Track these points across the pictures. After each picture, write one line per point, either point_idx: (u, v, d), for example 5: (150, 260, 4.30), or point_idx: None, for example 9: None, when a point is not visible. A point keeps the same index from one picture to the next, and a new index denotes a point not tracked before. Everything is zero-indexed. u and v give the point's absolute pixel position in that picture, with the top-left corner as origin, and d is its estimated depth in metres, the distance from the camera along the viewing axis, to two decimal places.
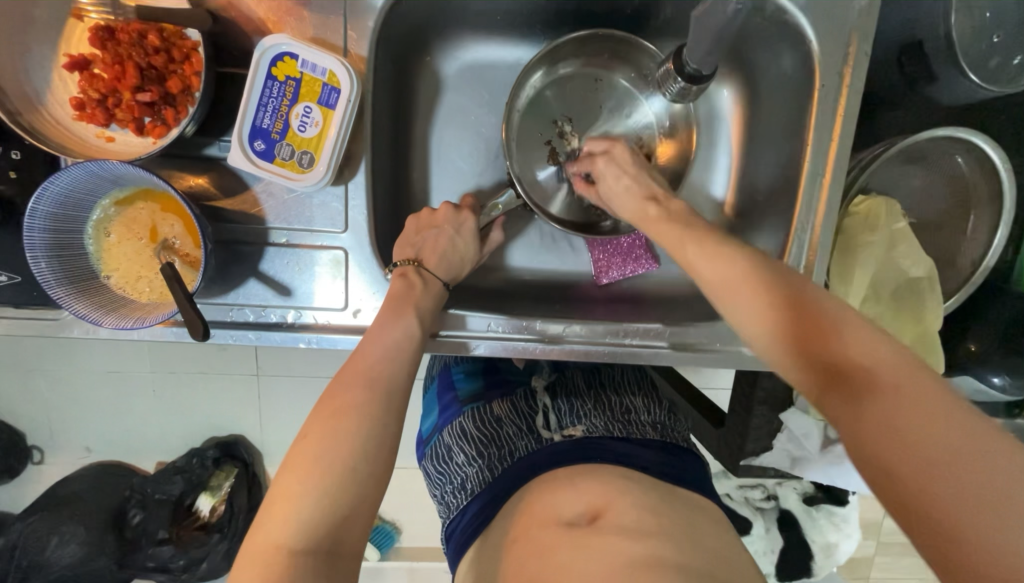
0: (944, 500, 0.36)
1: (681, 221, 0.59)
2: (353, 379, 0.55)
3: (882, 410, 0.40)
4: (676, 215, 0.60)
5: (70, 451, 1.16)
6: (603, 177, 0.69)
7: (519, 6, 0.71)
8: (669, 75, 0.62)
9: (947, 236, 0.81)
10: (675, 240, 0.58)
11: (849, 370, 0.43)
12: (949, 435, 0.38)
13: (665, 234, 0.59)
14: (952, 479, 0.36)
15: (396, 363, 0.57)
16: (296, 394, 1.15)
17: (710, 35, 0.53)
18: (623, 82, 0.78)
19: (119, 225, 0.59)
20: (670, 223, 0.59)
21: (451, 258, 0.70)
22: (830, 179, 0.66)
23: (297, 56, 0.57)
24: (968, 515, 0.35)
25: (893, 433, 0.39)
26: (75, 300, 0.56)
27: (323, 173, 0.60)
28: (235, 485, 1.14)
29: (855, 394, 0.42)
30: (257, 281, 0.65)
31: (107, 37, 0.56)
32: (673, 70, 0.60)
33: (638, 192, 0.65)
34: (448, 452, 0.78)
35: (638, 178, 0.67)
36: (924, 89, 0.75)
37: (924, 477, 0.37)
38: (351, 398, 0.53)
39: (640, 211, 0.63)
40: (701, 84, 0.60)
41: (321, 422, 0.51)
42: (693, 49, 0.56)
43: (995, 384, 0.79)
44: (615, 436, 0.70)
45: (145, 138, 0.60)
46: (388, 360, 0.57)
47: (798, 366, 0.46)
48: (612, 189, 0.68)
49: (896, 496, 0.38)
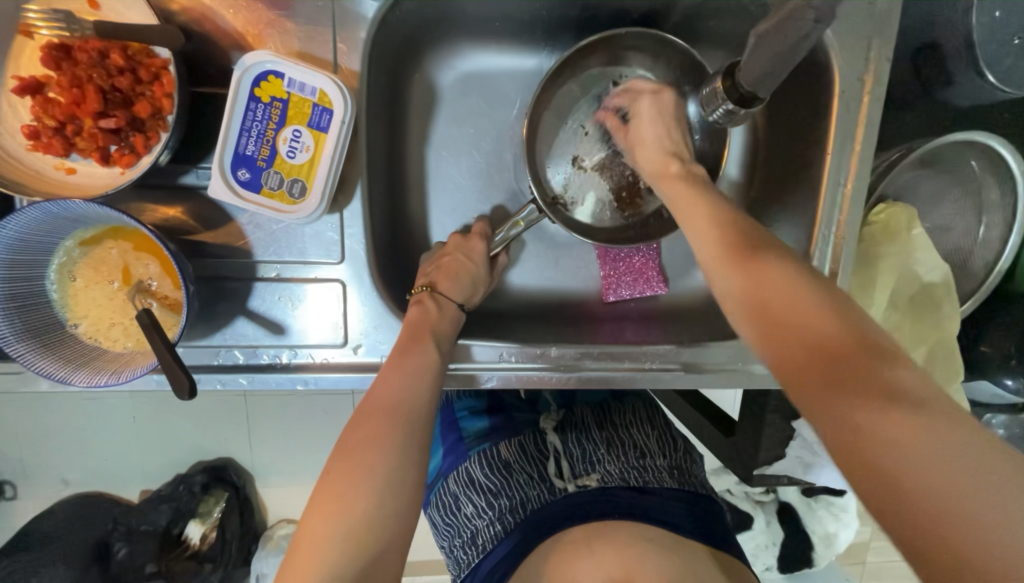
0: (921, 479, 0.32)
1: (694, 187, 0.57)
2: (372, 413, 0.50)
3: (875, 388, 0.37)
4: (696, 178, 0.58)
5: (46, 484, 1.08)
6: (642, 118, 0.65)
7: (520, 11, 0.66)
8: (716, 95, 0.58)
9: (958, 239, 0.79)
10: (681, 202, 0.56)
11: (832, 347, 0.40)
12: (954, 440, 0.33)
13: (675, 194, 0.57)
14: (941, 472, 0.32)
15: (413, 391, 0.53)
16: (287, 417, 1.09)
17: (770, 56, 0.48)
18: (651, 77, 0.72)
19: (86, 267, 0.53)
20: (687, 182, 0.58)
21: (465, 280, 0.66)
22: (852, 189, 0.63)
23: (283, 74, 0.52)
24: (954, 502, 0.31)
25: (887, 412, 0.35)
26: (40, 354, 0.50)
27: (316, 205, 0.54)
28: (227, 510, 1.07)
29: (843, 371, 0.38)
30: (246, 320, 0.59)
31: (62, 56, 0.50)
32: (722, 90, 0.56)
33: (664, 145, 0.62)
34: (455, 502, 0.75)
35: (672, 130, 0.64)
36: (938, 92, 0.73)
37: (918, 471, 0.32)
38: (372, 430, 0.48)
39: (662, 167, 0.61)
40: (752, 106, 0.56)
41: (343, 459, 0.47)
42: (747, 70, 0.51)
43: (1009, 386, 0.78)
44: (631, 486, 0.67)
45: (112, 168, 0.53)
46: (409, 391, 0.52)
47: (771, 338, 0.44)
48: (641, 135, 0.64)
49: (891, 476, 0.33)
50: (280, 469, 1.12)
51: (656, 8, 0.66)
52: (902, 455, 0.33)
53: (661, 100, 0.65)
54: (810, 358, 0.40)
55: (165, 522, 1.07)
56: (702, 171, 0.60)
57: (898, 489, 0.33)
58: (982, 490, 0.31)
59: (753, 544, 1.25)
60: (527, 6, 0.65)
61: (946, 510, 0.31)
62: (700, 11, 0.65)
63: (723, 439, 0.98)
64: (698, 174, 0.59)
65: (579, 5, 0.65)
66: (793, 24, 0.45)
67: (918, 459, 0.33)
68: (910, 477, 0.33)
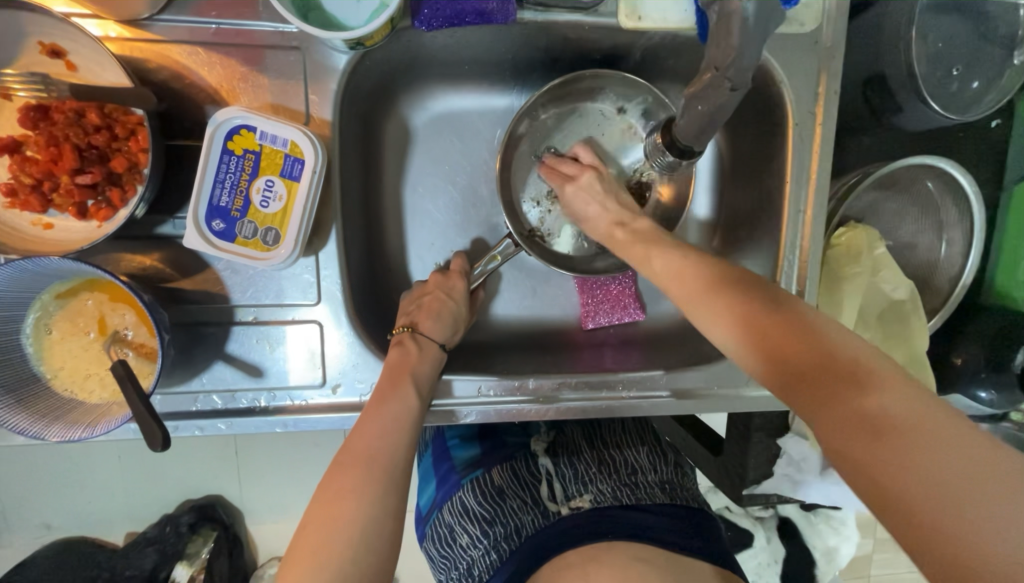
0: (924, 496, 0.35)
1: (647, 241, 0.59)
2: (350, 462, 0.51)
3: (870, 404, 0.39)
4: (643, 235, 0.60)
5: (27, 532, 1.05)
6: (574, 200, 0.67)
7: (487, 56, 0.69)
8: (658, 148, 0.60)
9: (924, 256, 0.81)
10: (641, 254, 0.58)
11: (824, 370, 0.42)
12: (954, 455, 0.35)
13: (632, 255, 0.60)
14: (935, 487, 0.34)
15: (391, 439, 0.53)
16: (274, 451, 1.08)
17: (705, 116, 0.49)
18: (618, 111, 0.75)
19: (62, 319, 0.53)
20: (637, 243, 0.60)
21: (446, 318, 0.67)
22: (812, 215, 0.66)
23: (254, 128, 0.53)
24: (954, 507, 0.34)
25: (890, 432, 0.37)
26: (13, 410, 0.50)
27: (290, 251, 0.56)
28: (215, 551, 1.04)
29: (838, 392, 0.40)
30: (224, 364, 0.60)
31: (40, 116, 0.51)
32: (662, 144, 0.58)
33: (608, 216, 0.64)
34: (450, 533, 0.74)
35: (609, 202, 0.65)
36: (890, 118, 0.76)
37: (918, 486, 0.35)
38: (347, 483, 0.49)
39: (608, 235, 0.64)
40: (693, 157, 0.57)
41: (321, 511, 0.47)
42: (684, 127, 0.53)
43: (983, 399, 0.80)
44: (624, 504, 0.68)
45: (88, 221, 0.54)
46: (386, 439, 0.53)
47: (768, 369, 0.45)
48: (582, 209, 0.66)
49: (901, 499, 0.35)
50: (268, 505, 1.10)
51: (617, 50, 0.69)
52: (899, 474, 0.36)
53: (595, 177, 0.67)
54: (806, 386, 0.42)
55: (151, 566, 1.04)
56: (647, 224, 0.62)
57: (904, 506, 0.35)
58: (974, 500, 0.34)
59: (755, 562, 1.22)
60: (494, 51, 0.68)
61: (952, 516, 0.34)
62: (658, 51, 0.68)
63: (711, 459, 0.98)
64: (644, 231, 0.61)
65: (543, 50, 0.68)
66: (713, 92, 0.46)
67: (912, 476, 0.35)
68: (914, 500, 0.35)
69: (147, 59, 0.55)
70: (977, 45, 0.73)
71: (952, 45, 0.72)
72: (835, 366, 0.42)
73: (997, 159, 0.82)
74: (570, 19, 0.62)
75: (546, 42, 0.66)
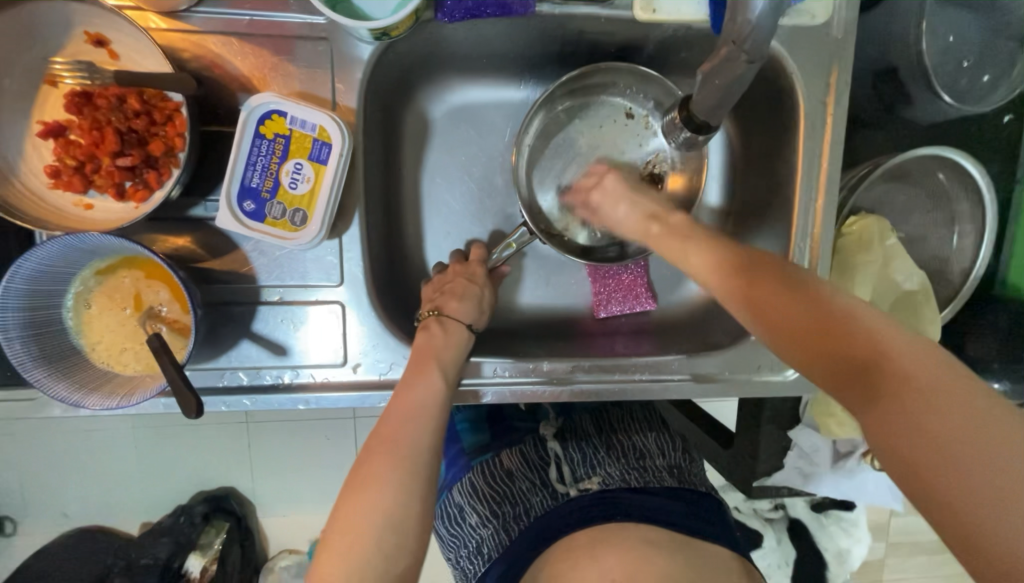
0: (960, 494, 0.35)
1: (683, 237, 0.54)
2: (379, 448, 0.52)
3: (912, 402, 0.38)
4: (678, 229, 0.56)
5: (46, 519, 1.08)
6: (601, 206, 0.64)
7: (505, 49, 0.71)
8: (675, 125, 0.60)
9: (934, 247, 0.82)
10: (678, 248, 0.54)
11: (864, 364, 0.41)
12: (1000, 449, 0.35)
13: (669, 251, 0.55)
14: (965, 474, 0.35)
15: (419, 428, 0.54)
16: (286, 441, 1.10)
17: (720, 90, 0.51)
18: (631, 105, 0.77)
19: (101, 295, 0.56)
20: (677, 235, 0.55)
21: (473, 304, 0.68)
22: (823, 203, 0.67)
23: (285, 113, 0.56)
24: (991, 504, 0.34)
25: (932, 430, 0.37)
26: (54, 379, 0.53)
27: (317, 231, 0.58)
28: (227, 541, 1.06)
29: (875, 390, 0.40)
30: (251, 342, 0.62)
31: (84, 102, 0.54)
32: (680, 120, 0.58)
33: (639, 211, 0.60)
34: (459, 512, 0.76)
35: (637, 199, 0.62)
36: (900, 111, 0.77)
37: (958, 486, 0.35)
38: (377, 468, 0.50)
39: (644, 231, 0.59)
40: (708, 133, 0.58)
41: (352, 497, 0.49)
42: (701, 101, 0.54)
43: (998, 390, 0.80)
44: (632, 487, 0.68)
45: (126, 203, 0.57)
46: (411, 425, 0.54)
47: (806, 360, 0.44)
48: (611, 215, 0.63)
49: (939, 496, 0.36)
50: (280, 496, 1.12)
51: (630, 43, 0.71)
52: (946, 475, 0.36)
53: (608, 186, 0.65)
54: (846, 379, 0.41)
55: (167, 555, 1.06)
56: (682, 219, 0.57)
57: (942, 504, 0.36)
58: (1021, 498, 0.34)
59: (765, 562, 1.22)
60: (511, 43, 0.70)
61: (990, 513, 0.34)
62: (671, 44, 0.70)
63: (721, 451, 0.98)
64: (680, 225, 0.56)
65: (559, 43, 0.70)
66: (730, 66, 0.49)
67: (954, 474, 0.35)
68: (953, 496, 0.35)
69: (183, 49, 0.57)
70: (987, 38, 0.74)
71: (962, 39, 0.73)
72: (876, 360, 0.40)
73: (1006, 151, 0.82)
74: (586, 11, 0.64)
75: (561, 35, 0.68)
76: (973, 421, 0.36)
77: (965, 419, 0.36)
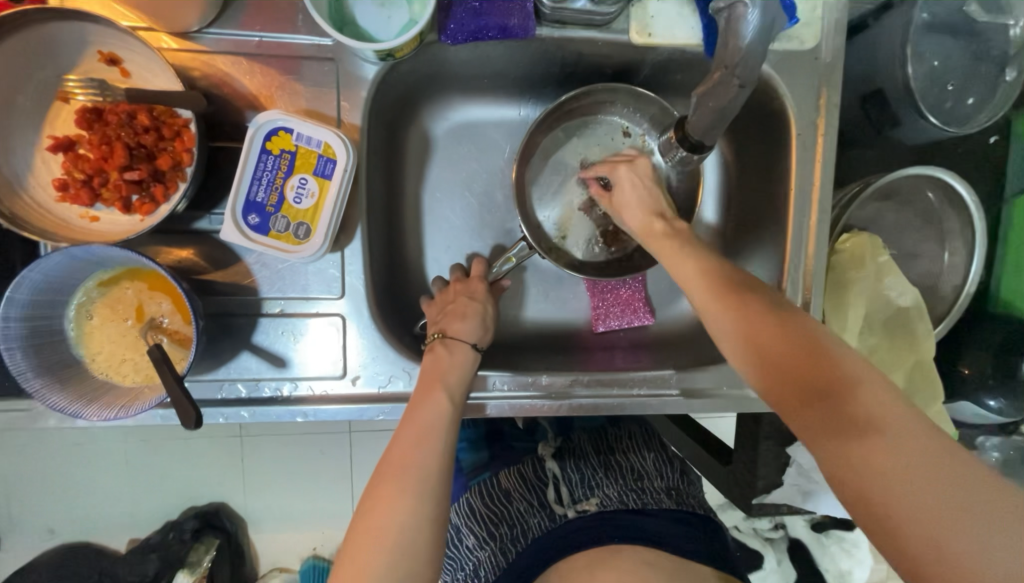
0: (910, 512, 0.37)
1: (683, 240, 0.57)
2: (387, 472, 0.51)
3: (870, 424, 0.40)
4: (684, 235, 0.58)
5: (33, 534, 1.06)
6: (620, 183, 0.65)
7: (506, 70, 0.73)
8: (672, 143, 0.62)
9: (926, 264, 0.83)
10: (674, 257, 0.56)
11: (828, 385, 0.43)
12: (947, 473, 0.37)
13: (660, 250, 0.57)
14: (913, 493, 0.37)
15: (427, 447, 0.53)
16: (281, 456, 1.09)
17: (712, 112, 0.53)
18: (628, 124, 0.79)
19: (103, 306, 0.56)
20: (673, 240, 0.57)
21: (476, 323, 0.67)
22: (816, 220, 0.69)
23: (292, 130, 0.57)
24: (936, 524, 0.36)
25: (887, 450, 0.39)
26: (52, 390, 0.53)
27: (320, 244, 0.59)
28: (217, 559, 1.04)
29: (837, 410, 0.42)
30: (250, 354, 0.62)
31: (95, 118, 0.56)
32: (676, 139, 0.60)
33: (648, 203, 0.62)
34: (456, 533, 0.75)
35: (652, 190, 0.64)
36: (889, 131, 0.80)
37: (908, 503, 0.37)
38: (383, 490, 0.50)
39: (647, 227, 0.60)
40: (703, 152, 0.59)
41: (362, 522, 0.49)
42: (695, 122, 0.55)
43: (992, 407, 0.81)
44: (631, 508, 0.68)
45: (132, 215, 0.58)
46: (417, 445, 0.53)
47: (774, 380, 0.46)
48: (625, 197, 0.64)
49: (892, 515, 0.37)
50: (273, 512, 1.10)
51: (627, 65, 0.73)
52: (898, 492, 0.37)
53: (638, 168, 0.65)
54: (810, 400, 0.43)
55: (154, 572, 1.04)
56: (688, 226, 0.59)
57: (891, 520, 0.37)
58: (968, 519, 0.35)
59: None
60: (512, 64, 0.72)
61: (935, 533, 0.36)
62: (666, 66, 0.72)
63: (719, 467, 0.97)
64: (686, 230, 0.58)
65: (559, 64, 0.72)
66: (722, 90, 0.51)
67: (904, 493, 0.37)
68: (904, 515, 0.37)
69: (193, 68, 0.59)
70: (971, 63, 0.76)
71: (947, 63, 0.76)
72: (838, 383, 0.43)
73: (993, 172, 0.84)
74: (584, 34, 0.66)
75: (561, 57, 0.70)
76: (919, 444, 0.39)
77: (914, 440, 0.39)
